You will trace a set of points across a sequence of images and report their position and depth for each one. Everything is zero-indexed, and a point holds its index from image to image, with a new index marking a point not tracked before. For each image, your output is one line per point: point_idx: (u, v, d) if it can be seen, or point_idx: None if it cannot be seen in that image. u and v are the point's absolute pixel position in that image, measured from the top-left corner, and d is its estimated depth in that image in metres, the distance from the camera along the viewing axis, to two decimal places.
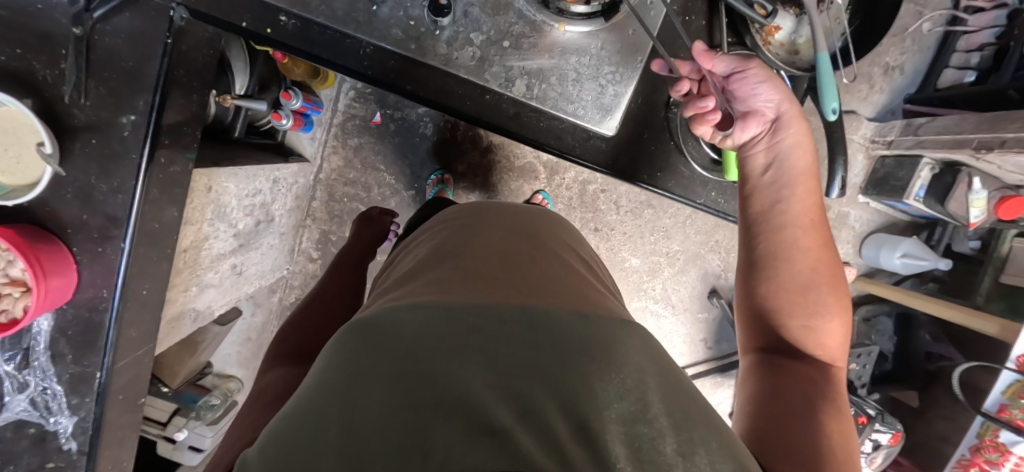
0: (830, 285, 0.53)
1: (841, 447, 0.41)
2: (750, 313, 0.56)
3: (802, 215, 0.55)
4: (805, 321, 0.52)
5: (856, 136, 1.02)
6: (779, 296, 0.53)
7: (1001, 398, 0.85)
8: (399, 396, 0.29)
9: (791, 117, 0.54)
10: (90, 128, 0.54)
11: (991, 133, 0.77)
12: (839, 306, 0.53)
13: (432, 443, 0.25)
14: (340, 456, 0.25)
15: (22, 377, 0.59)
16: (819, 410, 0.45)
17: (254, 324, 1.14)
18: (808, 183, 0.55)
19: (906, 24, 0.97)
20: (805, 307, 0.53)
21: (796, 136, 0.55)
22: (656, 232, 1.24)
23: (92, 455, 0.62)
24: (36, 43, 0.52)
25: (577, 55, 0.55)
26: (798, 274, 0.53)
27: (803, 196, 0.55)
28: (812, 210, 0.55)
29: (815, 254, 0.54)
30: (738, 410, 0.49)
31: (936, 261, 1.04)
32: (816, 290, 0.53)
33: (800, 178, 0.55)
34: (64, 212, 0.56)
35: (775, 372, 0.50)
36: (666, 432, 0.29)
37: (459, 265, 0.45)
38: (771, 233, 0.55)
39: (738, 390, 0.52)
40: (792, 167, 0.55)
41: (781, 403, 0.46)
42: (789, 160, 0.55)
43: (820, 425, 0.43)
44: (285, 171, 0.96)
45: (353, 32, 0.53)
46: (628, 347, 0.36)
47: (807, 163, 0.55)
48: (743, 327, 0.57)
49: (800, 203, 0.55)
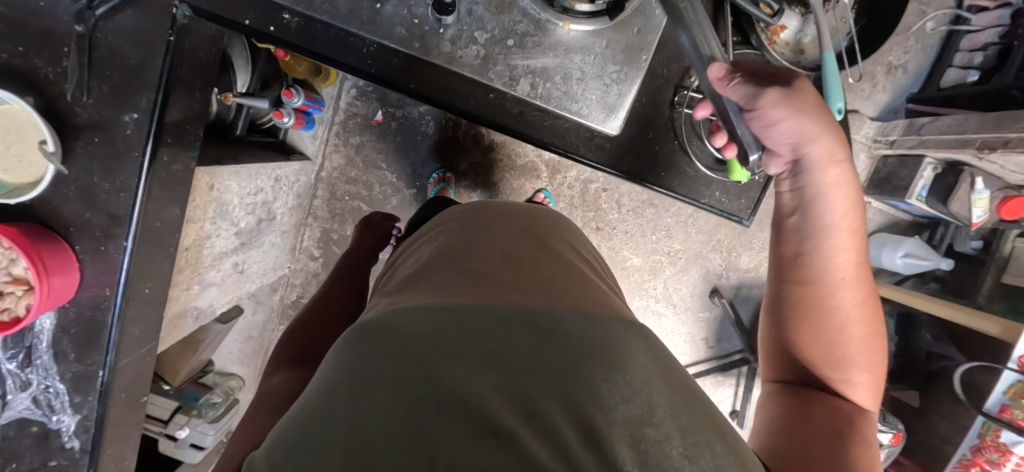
0: (867, 332, 0.48)
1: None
2: (772, 342, 0.51)
3: (835, 271, 0.48)
4: (836, 359, 0.47)
5: (857, 135, 1.06)
6: (806, 339, 0.48)
7: (1002, 398, 0.85)
8: (403, 398, 0.29)
9: (830, 168, 0.48)
10: (92, 126, 0.54)
11: (994, 133, 0.77)
12: (873, 358, 0.48)
13: (437, 445, 0.25)
14: (346, 458, 0.25)
15: (24, 375, 0.59)
16: (847, 441, 0.41)
17: (255, 322, 1.14)
18: (843, 238, 0.48)
19: (910, 23, 0.98)
20: (834, 356, 0.47)
21: (834, 185, 0.48)
22: (656, 231, 1.24)
23: (94, 453, 0.62)
24: (38, 41, 0.52)
25: (582, 53, 0.54)
26: (833, 320, 0.47)
27: (835, 252, 0.48)
28: (859, 272, 0.48)
29: (852, 309, 0.47)
30: (757, 439, 0.45)
31: (938, 261, 1.03)
32: (852, 340, 0.47)
33: (839, 239, 0.48)
34: (66, 211, 0.55)
35: (799, 402, 0.46)
36: (672, 435, 0.29)
37: (462, 266, 0.44)
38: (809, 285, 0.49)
39: (757, 418, 0.48)
40: (818, 218, 0.48)
41: (807, 433, 0.42)
42: (824, 219, 0.48)
43: (848, 452, 0.40)
44: (287, 169, 0.96)
45: (357, 30, 0.52)
46: (632, 348, 0.36)
47: (852, 220, 0.48)
48: (765, 357, 0.52)
49: (846, 252, 0.48)
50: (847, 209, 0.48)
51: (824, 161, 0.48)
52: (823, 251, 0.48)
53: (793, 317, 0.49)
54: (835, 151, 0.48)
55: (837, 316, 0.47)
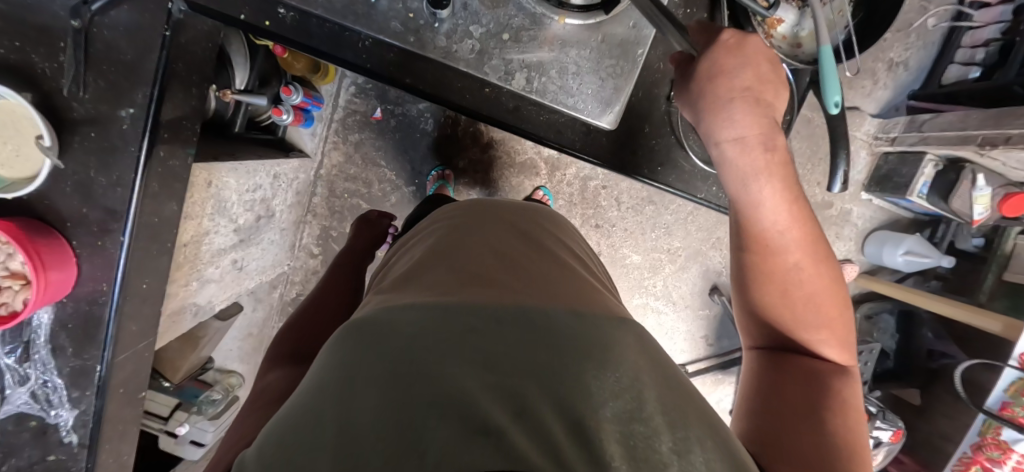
0: (826, 285, 0.46)
1: (849, 448, 0.38)
2: (741, 307, 0.50)
3: (779, 226, 0.46)
4: (802, 317, 0.46)
5: (858, 132, 1.05)
6: (771, 301, 0.47)
7: (1002, 396, 0.85)
8: (392, 397, 0.28)
9: (723, 141, 0.47)
10: (89, 121, 0.54)
11: (995, 129, 0.77)
12: (834, 310, 0.46)
13: (426, 443, 0.25)
14: (334, 456, 0.25)
15: (23, 370, 0.59)
16: (824, 407, 0.41)
17: (255, 319, 1.14)
18: (780, 189, 0.46)
19: (911, 19, 0.97)
20: (792, 311, 0.46)
21: (736, 157, 0.47)
22: (656, 228, 1.24)
23: (92, 448, 0.62)
24: (35, 36, 0.52)
25: (577, 48, 0.54)
26: (775, 280, 0.47)
27: (773, 207, 0.46)
28: (788, 238, 0.46)
29: (798, 265, 0.46)
30: (737, 412, 0.45)
31: (938, 259, 1.01)
32: (803, 299, 0.46)
33: (751, 205, 0.47)
34: (63, 206, 0.56)
35: (773, 368, 0.46)
36: (662, 430, 0.29)
37: (455, 265, 0.44)
38: (750, 250, 0.48)
39: (737, 389, 0.48)
40: (736, 180, 0.47)
41: (782, 403, 0.42)
42: (737, 186, 0.47)
43: (825, 421, 0.40)
44: (286, 166, 0.96)
45: (351, 25, 0.52)
46: (625, 347, 0.35)
47: (771, 189, 0.46)
48: (740, 323, 0.52)
49: (774, 214, 0.46)
50: (768, 176, 0.46)
51: (714, 137, 0.48)
52: (745, 216, 0.48)
53: (751, 280, 0.48)
54: (731, 126, 0.46)
55: (784, 275, 0.46)
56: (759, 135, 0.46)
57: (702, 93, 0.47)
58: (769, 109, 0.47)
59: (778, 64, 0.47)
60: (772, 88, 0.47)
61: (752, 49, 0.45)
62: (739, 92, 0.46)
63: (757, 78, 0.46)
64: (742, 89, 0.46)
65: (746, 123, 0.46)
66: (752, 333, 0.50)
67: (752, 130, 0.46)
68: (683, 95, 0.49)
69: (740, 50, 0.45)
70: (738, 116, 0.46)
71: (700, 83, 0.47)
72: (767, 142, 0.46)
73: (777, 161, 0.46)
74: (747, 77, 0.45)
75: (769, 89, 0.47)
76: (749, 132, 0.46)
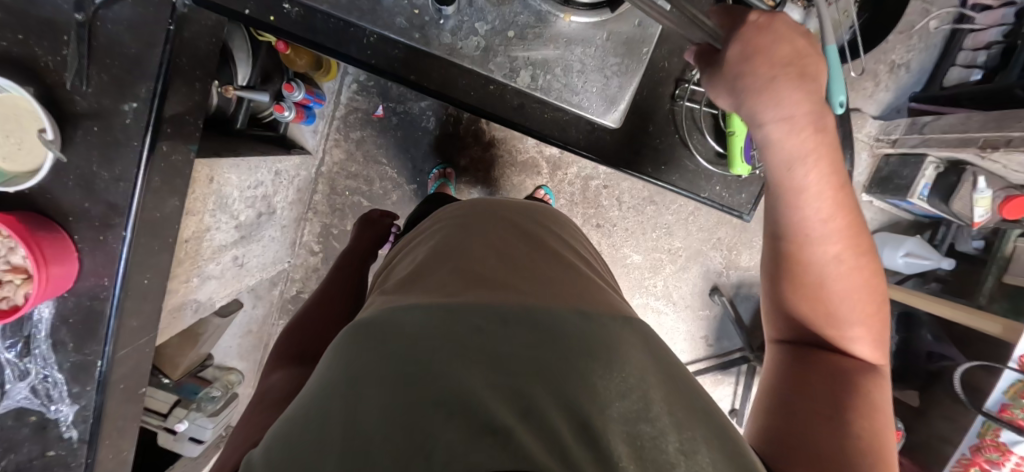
0: (865, 281, 0.44)
1: (871, 452, 0.37)
2: (770, 301, 0.49)
3: (825, 214, 0.43)
4: (833, 317, 0.44)
5: (862, 133, 1.05)
6: (802, 298, 0.45)
7: (1002, 398, 0.85)
8: (399, 398, 0.28)
9: (769, 123, 0.43)
10: (91, 115, 0.54)
11: (996, 131, 0.77)
12: (871, 310, 0.44)
13: (432, 443, 0.25)
14: (342, 457, 0.25)
15: (23, 365, 0.59)
16: (848, 407, 0.40)
17: (255, 316, 1.14)
18: (828, 175, 0.43)
19: (913, 21, 0.99)
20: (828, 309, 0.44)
21: (782, 138, 0.43)
22: (657, 228, 1.24)
23: (92, 443, 0.62)
24: (38, 30, 0.52)
25: (582, 46, 0.54)
26: (811, 274, 0.45)
27: (818, 195, 0.43)
28: (830, 228, 0.43)
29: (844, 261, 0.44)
30: (756, 407, 0.45)
31: (939, 261, 1.03)
32: (841, 293, 0.44)
33: (794, 192, 0.44)
34: (65, 200, 0.55)
35: (799, 365, 0.44)
36: (669, 430, 0.29)
37: (459, 266, 0.44)
38: (788, 240, 0.46)
39: (759, 382, 0.47)
40: (784, 168, 0.44)
41: (804, 401, 0.41)
42: (782, 173, 0.45)
43: (848, 422, 0.38)
44: (287, 163, 0.96)
45: (356, 21, 0.51)
46: (628, 345, 0.35)
47: (818, 174, 0.43)
48: (766, 314, 0.51)
49: (818, 202, 0.43)
50: (815, 162, 0.43)
51: (757, 120, 0.44)
52: (787, 204, 0.45)
53: (784, 274, 0.46)
54: (777, 106, 0.42)
55: (821, 267, 0.44)
56: (809, 115, 0.42)
57: (742, 76, 0.43)
58: (816, 83, 0.43)
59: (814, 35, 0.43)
60: (812, 60, 0.43)
61: (784, 21, 0.42)
62: (780, 69, 0.42)
63: (795, 52, 0.42)
64: (783, 65, 0.42)
65: (793, 101, 0.42)
66: (778, 326, 0.49)
67: (801, 108, 0.42)
68: (719, 83, 0.46)
69: (771, 26, 0.42)
70: (784, 95, 0.42)
71: (736, 65, 0.43)
72: (817, 119, 0.42)
73: (824, 145, 0.43)
74: (786, 53, 0.42)
75: (811, 61, 0.43)
76: (796, 110, 0.42)
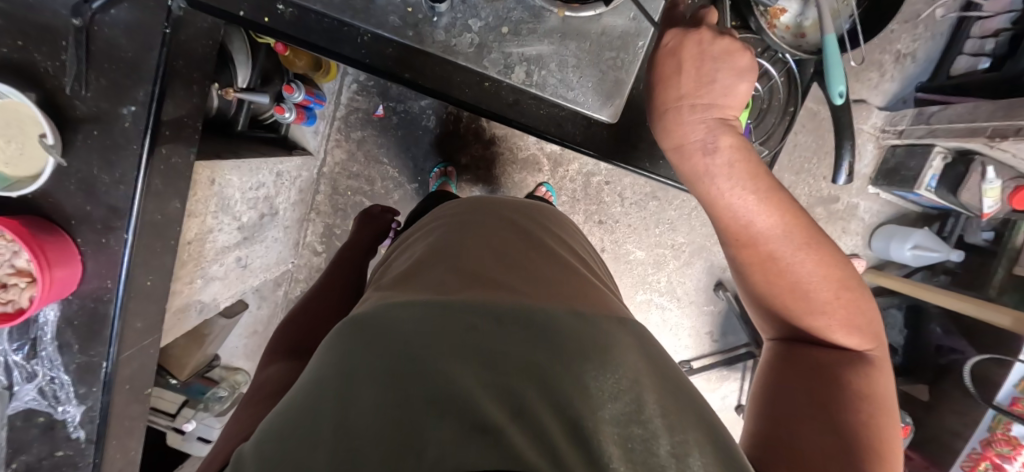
0: (820, 269, 0.44)
1: (858, 449, 0.36)
2: (753, 304, 0.50)
3: (750, 211, 0.46)
4: (808, 309, 0.44)
5: (866, 125, 1.04)
6: (772, 292, 0.46)
7: (1013, 391, 0.86)
8: (391, 397, 0.28)
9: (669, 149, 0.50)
10: (91, 119, 0.55)
11: (1004, 120, 0.76)
12: (836, 297, 0.44)
13: (423, 443, 0.25)
14: (332, 455, 0.25)
15: (31, 367, 0.60)
16: (835, 403, 0.39)
17: (260, 316, 1.15)
18: (748, 173, 0.46)
19: (919, 10, 0.97)
20: (797, 303, 0.45)
21: (679, 162, 0.50)
22: (661, 224, 1.23)
23: (99, 443, 0.63)
24: (37, 35, 0.52)
25: (577, 41, 0.54)
26: (756, 276, 0.46)
27: (745, 193, 0.46)
28: (765, 224, 0.45)
29: (794, 254, 0.44)
30: (747, 416, 0.44)
31: (948, 253, 1.00)
32: (792, 282, 0.45)
33: (715, 198, 0.48)
34: (67, 204, 0.56)
35: (786, 366, 0.44)
36: (660, 432, 0.29)
37: (455, 264, 0.44)
38: (734, 246, 0.48)
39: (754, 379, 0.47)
40: (695, 185, 0.49)
41: (788, 400, 0.41)
42: (701, 189, 0.49)
43: (835, 418, 0.38)
44: (288, 164, 0.96)
45: (349, 20, 0.52)
46: (624, 347, 0.35)
47: (735, 180, 0.46)
48: (756, 316, 0.51)
49: (744, 202, 0.46)
50: (726, 174, 0.46)
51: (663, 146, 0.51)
52: (718, 210, 0.48)
53: (746, 275, 0.48)
54: (674, 133, 0.49)
55: (765, 267, 0.46)
56: (698, 141, 0.48)
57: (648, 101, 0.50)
58: (712, 112, 0.48)
59: (727, 61, 0.47)
60: (716, 88, 0.47)
61: (688, 52, 0.47)
62: (675, 100, 0.48)
63: (690, 78, 0.47)
64: (679, 95, 0.48)
65: (690, 129, 0.48)
66: (768, 326, 0.50)
67: (693, 135, 0.48)
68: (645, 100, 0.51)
69: (675, 56, 0.47)
70: (678, 123, 0.48)
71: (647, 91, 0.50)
72: (708, 145, 0.47)
73: (724, 162, 0.46)
74: (683, 84, 0.47)
75: (711, 91, 0.47)
76: (688, 139, 0.48)
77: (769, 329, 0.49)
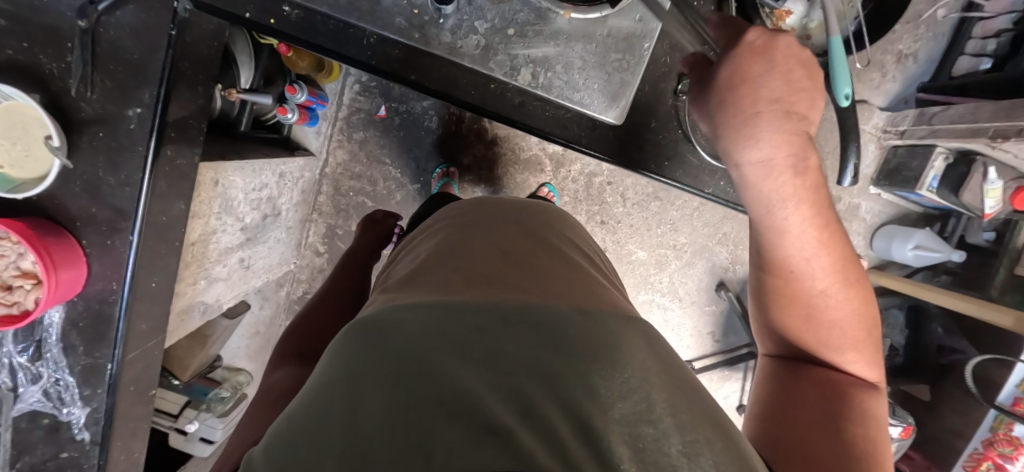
0: (853, 310, 0.44)
1: (864, 457, 0.36)
2: (761, 324, 0.50)
3: (807, 248, 0.43)
4: (828, 340, 0.44)
5: (868, 125, 1.04)
6: (796, 324, 0.46)
7: (1014, 391, 0.87)
8: (400, 398, 0.28)
9: (747, 162, 0.44)
10: (96, 120, 0.55)
11: (1006, 121, 0.76)
12: (860, 338, 0.44)
13: (433, 445, 0.25)
14: (342, 459, 0.25)
15: (35, 369, 0.60)
16: (844, 417, 0.40)
17: (262, 317, 1.15)
18: (816, 214, 0.43)
19: (920, 10, 0.95)
20: (822, 338, 0.45)
21: (758, 179, 0.44)
22: (662, 224, 1.23)
23: (103, 445, 0.63)
24: (43, 37, 0.52)
25: (582, 42, 0.54)
26: (794, 311, 0.45)
27: (806, 231, 0.43)
28: (814, 266, 0.44)
29: (834, 295, 0.44)
30: (748, 421, 0.44)
31: (949, 253, 1.00)
32: (830, 322, 0.44)
33: (776, 230, 0.44)
34: (72, 206, 0.56)
35: (792, 378, 0.45)
36: (671, 432, 0.29)
37: (461, 265, 0.44)
38: (773, 277, 0.46)
39: (751, 393, 0.47)
40: (765, 206, 0.44)
41: (795, 410, 0.41)
42: (763, 214, 0.45)
43: (844, 432, 0.39)
44: (291, 165, 0.96)
45: (355, 22, 0.52)
46: (632, 346, 0.35)
47: (797, 216, 0.43)
48: (757, 333, 0.51)
49: (801, 242, 0.43)
50: (798, 201, 0.43)
51: (734, 159, 0.45)
52: (769, 244, 0.45)
53: (774, 303, 0.47)
54: (757, 145, 0.43)
55: (810, 300, 0.44)
56: (788, 158, 0.42)
57: (726, 106, 0.44)
58: (803, 123, 0.43)
59: (813, 70, 0.43)
60: (804, 97, 0.43)
61: (783, 52, 0.42)
62: (767, 105, 0.42)
63: (785, 84, 0.42)
64: (771, 102, 0.42)
65: (777, 141, 0.42)
66: (767, 341, 0.50)
67: (781, 149, 0.42)
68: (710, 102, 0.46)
69: (767, 56, 0.42)
70: (764, 132, 0.42)
71: (726, 93, 0.44)
72: (798, 164, 0.42)
73: (806, 186, 0.43)
74: (776, 86, 0.42)
75: (802, 99, 0.43)
76: (777, 154, 0.42)
77: (768, 347, 0.49)
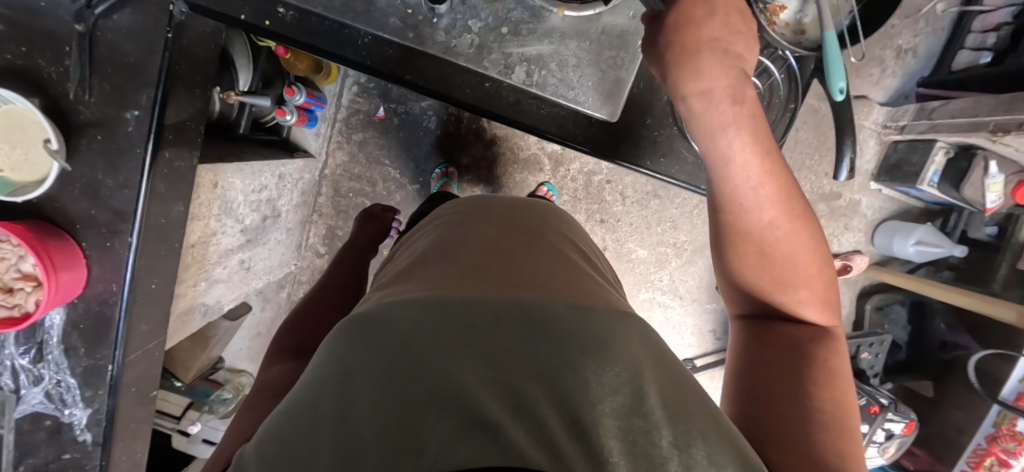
0: (804, 243, 0.43)
1: (837, 427, 0.36)
2: (721, 276, 0.47)
3: (751, 174, 0.42)
4: (782, 280, 0.42)
5: (867, 121, 1.04)
6: (749, 264, 0.43)
7: (1017, 386, 0.87)
8: (392, 394, 0.28)
9: (689, 95, 0.43)
10: (95, 124, 0.55)
11: (1007, 115, 0.76)
12: (813, 274, 0.43)
13: (423, 441, 0.25)
14: (334, 455, 0.25)
15: (37, 370, 0.60)
16: (805, 379, 0.39)
17: (264, 318, 1.15)
18: (761, 138, 0.42)
19: (919, 4, 0.95)
20: (775, 278, 0.43)
21: (702, 111, 0.43)
22: (662, 222, 1.23)
23: (105, 446, 0.63)
24: (41, 41, 0.53)
25: (576, 40, 0.54)
26: (744, 247, 0.43)
27: (749, 156, 0.41)
28: (761, 196, 0.42)
29: (783, 227, 0.42)
30: (723, 397, 0.43)
31: (951, 249, 1.00)
32: (782, 255, 0.42)
33: (721, 162, 0.43)
34: (72, 209, 0.57)
35: (759, 340, 0.43)
36: (661, 425, 0.29)
37: (455, 262, 0.44)
38: (723, 215, 0.44)
39: (727, 360, 0.46)
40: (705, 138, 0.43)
41: (765, 379, 0.40)
42: (706, 146, 0.43)
43: (811, 398, 0.38)
44: (290, 167, 0.97)
45: (350, 22, 0.52)
46: (626, 341, 0.35)
47: (740, 142, 0.41)
48: (723, 289, 0.49)
49: (745, 170, 0.42)
50: (737, 125, 0.41)
51: (678, 92, 0.43)
52: (718, 177, 0.44)
53: (728, 246, 0.44)
54: (697, 78, 0.42)
55: (758, 236, 0.43)
56: (727, 87, 0.41)
57: (669, 46, 0.43)
58: (739, 61, 0.42)
59: (750, 16, 0.43)
60: (742, 40, 0.43)
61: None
62: (706, 42, 0.42)
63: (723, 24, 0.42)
64: (710, 39, 0.42)
65: (718, 74, 0.41)
66: (731, 299, 0.47)
67: (720, 79, 0.41)
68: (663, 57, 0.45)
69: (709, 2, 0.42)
70: (704, 65, 0.41)
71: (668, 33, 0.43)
72: (738, 92, 0.41)
73: (747, 115, 0.42)
74: (716, 27, 0.42)
75: (739, 40, 0.42)
76: (713, 82, 0.41)
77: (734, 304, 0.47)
